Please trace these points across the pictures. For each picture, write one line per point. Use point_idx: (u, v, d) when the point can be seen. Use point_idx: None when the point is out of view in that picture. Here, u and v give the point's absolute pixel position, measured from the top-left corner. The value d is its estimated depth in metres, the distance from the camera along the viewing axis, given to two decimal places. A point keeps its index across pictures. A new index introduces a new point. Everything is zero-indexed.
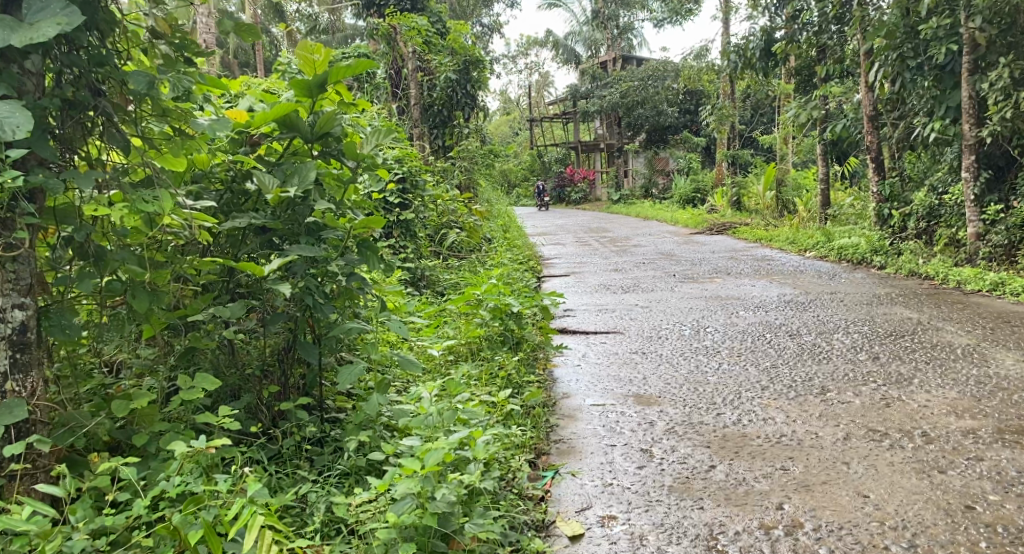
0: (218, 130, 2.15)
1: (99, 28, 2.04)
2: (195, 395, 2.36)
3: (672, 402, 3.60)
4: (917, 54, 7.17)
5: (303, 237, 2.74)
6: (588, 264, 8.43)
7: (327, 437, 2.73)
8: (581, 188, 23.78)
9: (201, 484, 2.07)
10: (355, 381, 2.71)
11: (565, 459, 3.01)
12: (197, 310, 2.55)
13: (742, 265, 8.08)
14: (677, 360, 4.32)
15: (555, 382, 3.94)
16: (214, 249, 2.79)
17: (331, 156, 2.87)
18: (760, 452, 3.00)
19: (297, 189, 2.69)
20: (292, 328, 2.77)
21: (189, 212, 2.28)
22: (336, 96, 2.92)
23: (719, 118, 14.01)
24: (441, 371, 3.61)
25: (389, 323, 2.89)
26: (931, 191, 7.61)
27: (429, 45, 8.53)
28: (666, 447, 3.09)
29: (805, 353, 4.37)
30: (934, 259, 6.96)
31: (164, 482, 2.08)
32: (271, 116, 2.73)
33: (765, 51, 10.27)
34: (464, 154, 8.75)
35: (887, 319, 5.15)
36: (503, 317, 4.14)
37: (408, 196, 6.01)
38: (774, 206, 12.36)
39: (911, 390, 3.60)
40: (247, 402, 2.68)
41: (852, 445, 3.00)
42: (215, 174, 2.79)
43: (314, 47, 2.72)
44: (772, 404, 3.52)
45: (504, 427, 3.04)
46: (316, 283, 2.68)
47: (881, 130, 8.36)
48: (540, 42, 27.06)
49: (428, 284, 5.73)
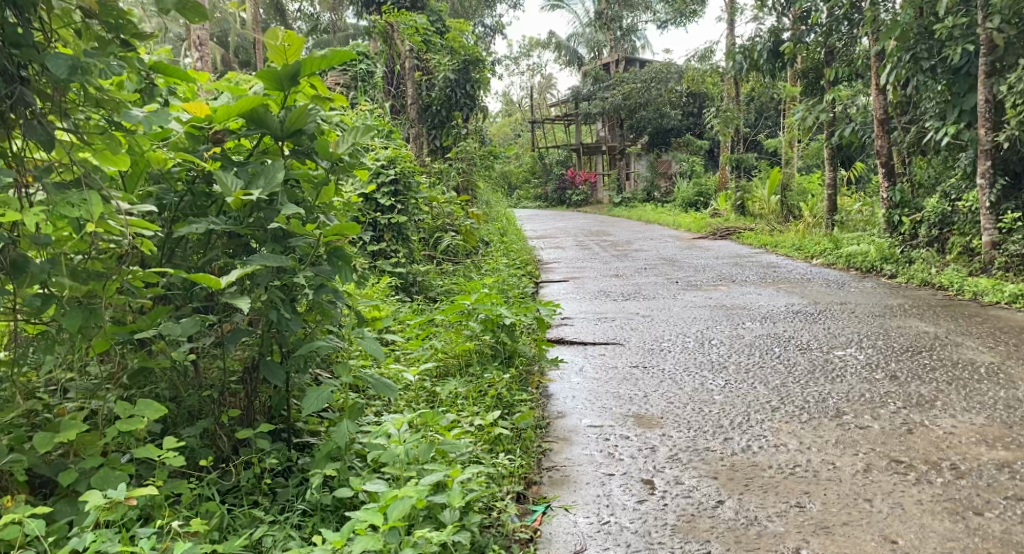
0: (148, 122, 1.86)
1: (16, 5, 1.79)
2: (136, 425, 2.07)
3: (675, 424, 3.32)
4: (932, 55, 6.76)
5: (268, 246, 2.48)
6: (588, 269, 8.16)
7: (294, 467, 2.49)
8: (582, 190, 23.48)
9: (118, 542, 1.80)
10: (321, 405, 2.46)
11: (558, 491, 2.73)
12: (146, 326, 2.29)
13: (747, 272, 7.82)
14: (680, 376, 4.03)
15: (549, 400, 3.66)
16: (173, 257, 2.53)
17: (304, 156, 2.61)
18: (772, 485, 2.72)
19: (262, 191, 2.43)
20: (254, 343, 2.51)
21: (127, 218, 1.99)
22: (310, 90, 2.67)
23: (723, 120, 13.70)
24: (426, 389, 3.36)
25: (364, 342, 2.63)
26: (943, 197, 7.33)
27: (427, 43, 8.26)
28: (670, 478, 2.82)
29: (817, 371, 4.09)
30: (948, 268, 6.69)
31: (75, 539, 1.81)
32: (234, 110, 2.46)
33: (773, 52, 9.97)
34: (461, 156, 8.42)
35: (903, 333, 4.86)
36: (494, 330, 3.84)
37: (401, 198, 5.74)
38: (779, 211, 12.16)
39: (934, 415, 3.32)
40: (203, 427, 2.43)
41: (873, 479, 2.72)
42: (173, 174, 2.52)
43: (286, 35, 2.52)
44: (784, 429, 3.25)
45: (491, 456, 2.78)
46: (282, 297, 2.43)
47: (891, 134, 8.09)
48: (543, 43, 26.76)
49: (420, 291, 5.43)
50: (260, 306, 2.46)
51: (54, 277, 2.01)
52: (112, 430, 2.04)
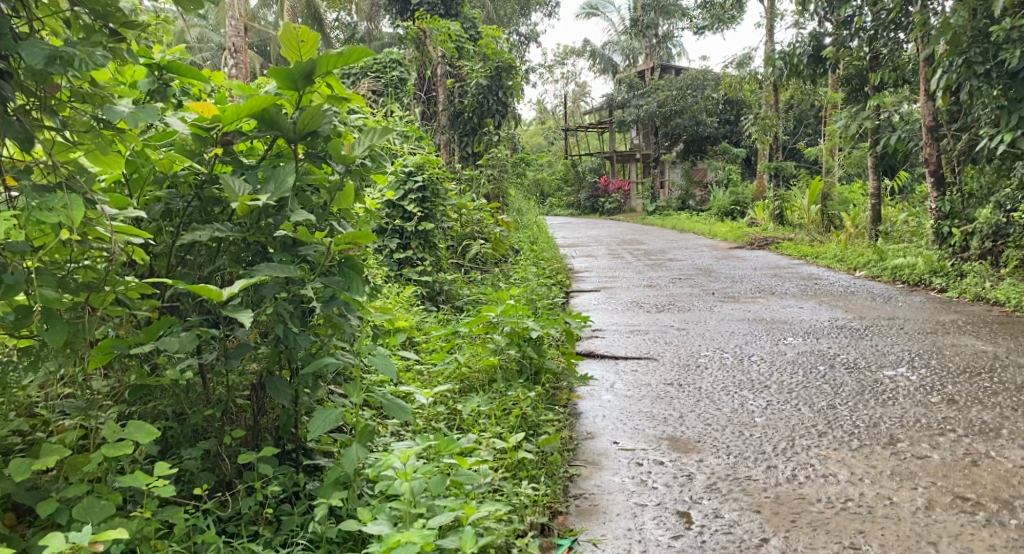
0: (136, 121, 1.80)
1: None
2: (125, 449, 1.93)
3: (713, 449, 3.08)
4: (986, 60, 6.36)
5: (276, 255, 2.31)
6: (621, 279, 7.95)
7: (300, 492, 2.33)
8: (615, 198, 23.25)
9: None
10: (329, 428, 2.28)
11: (586, 523, 2.52)
12: (145, 341, 2.14)
13: (787, 283, 7.55)
14: (718, 396, 3.79)
15: (577, 420, 3.44)
16: (181, 266, 2.38)
17: (318, 160, 2.43)
18: (821, 522, 2.48)
19: (270, 196, 2.26)
20: (261, 357, 2.34)
21: (114, 224, 1.92)
22: (327, 90, 2.48)
23: (761, 128, 13.34)
24: (448, 407, 3.19)
25: (377, 360, 2.45)
26: (997, 207, 6.96)
27: (459, 50, 8.11)
28: (707, 510, 2.59)
29: (866, 392, 3.81)
30: (1004, 283, 6.38)
31: None
32: (244, 111, 2.27)
33: (815, 57, 9.62)
34: (491, 163, 8.22)
35: (958, 353, 4.55)
36: (520, 343, 3.65)
37: (429, 206, 5.52)
38: (819, 221, 11.84)
39: (1001, 446, 3.05)
40: (205, 449, 2.28)
41: (936, 518, 2.47)
42: (181, 178, 2.34)
43: (300, 31, 2.33)
44: (833, 457, 2.99)
45: (513, 485, 2.59)
46: (289, 310, 2.26)
47: (940, 142, 7.80)
48: (577, 52, 26.61)
49: (446, 300, 5.28)
50: (265, 320, 2.30)
51: (37, 288, 1.88)
52: (98, 455, 1.90)
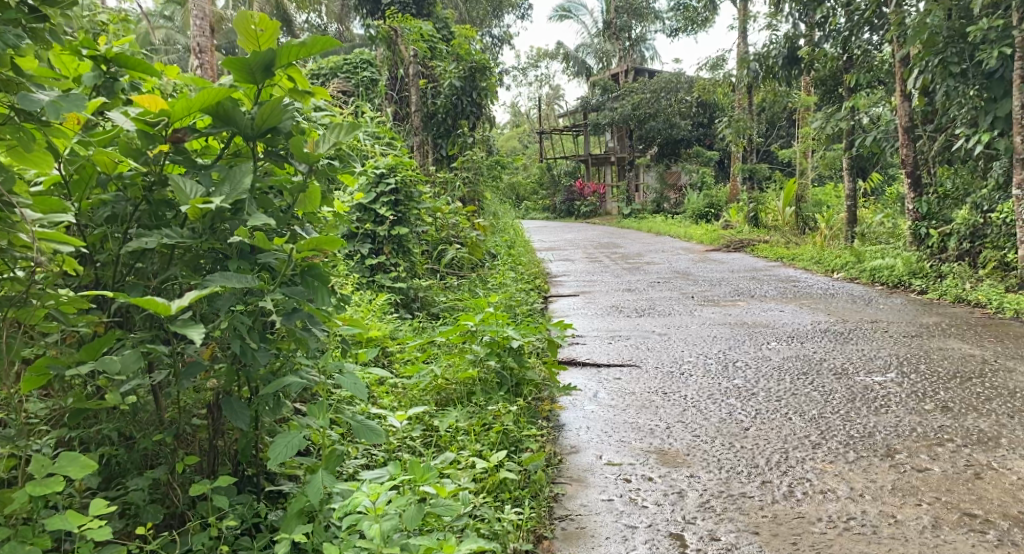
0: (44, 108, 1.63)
1: None
2: (55, 484, 1.72)
3: (704, 463, 2.91)
4: (962, 60, 6.30)
5: (233, 263, 2.09)
6: (599, 282, 7.82)
7: (261, 523, 2.14)
8: (591, 201, 23.11)
9: None
10: (293, 454, 2.06)
11: (572, 549, 2.34)
12: (84, 360, 1.93)
13: (766, 286, 7.45)
14: (705, 405, 3.62)
15: (560, 433, 3.26)
16: (131, 275, 2.15)
17: (279, 160, 2.23)
18: (824, 544, 2.33)
19: (224, 198, 2.05)
20: (217, 375, 2.13)
21: (37, 230, 1.72)
22: (289, 84, 2.27)
23: (735, 130, 13.25)
24: (423, 424, 3.00)
25: (345, 379, 2.24)
26: (974, 208, 6.90)
27: (432, 50, 7.92)
28: (702, 532, 2.41)
29: (857, 399, 3.67)
30: (983, 284, 6.31)
31: None
32: (195, 104, 2.06)
33: (790, 59, 9.55)
34: (466, 165, 8.01)
35: (946, 357, 4.43)
36: (500, 352, 3.46)
37: (402, 209, 5.30)
38: (794, 223, 11.78)
39: (1003, 456, 2.92)
40: (154, 477, 2.07)
41: (946, 539, 2.34)
42: (127, 180, 2.11)
43: (258, 18, 2.12)
44: (829, 470, 2.84)
45: (493, 511, 2.41)
46: (247, 324, 2.05)
47: (916, 143, 7.74)
48: (550, 53, 26.50)
49: (421, 307, 5.08)
50: (221, 335, 2.09)
51: None
52: (22, 494, 1.70)
